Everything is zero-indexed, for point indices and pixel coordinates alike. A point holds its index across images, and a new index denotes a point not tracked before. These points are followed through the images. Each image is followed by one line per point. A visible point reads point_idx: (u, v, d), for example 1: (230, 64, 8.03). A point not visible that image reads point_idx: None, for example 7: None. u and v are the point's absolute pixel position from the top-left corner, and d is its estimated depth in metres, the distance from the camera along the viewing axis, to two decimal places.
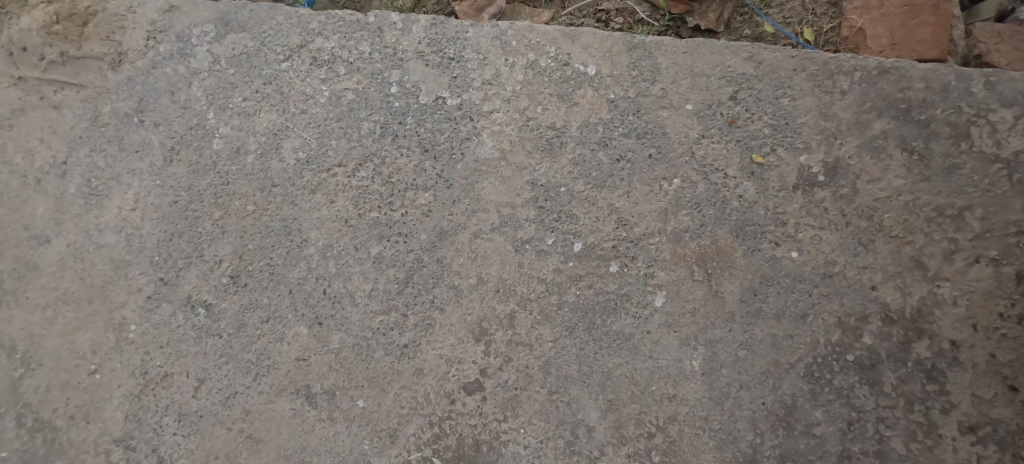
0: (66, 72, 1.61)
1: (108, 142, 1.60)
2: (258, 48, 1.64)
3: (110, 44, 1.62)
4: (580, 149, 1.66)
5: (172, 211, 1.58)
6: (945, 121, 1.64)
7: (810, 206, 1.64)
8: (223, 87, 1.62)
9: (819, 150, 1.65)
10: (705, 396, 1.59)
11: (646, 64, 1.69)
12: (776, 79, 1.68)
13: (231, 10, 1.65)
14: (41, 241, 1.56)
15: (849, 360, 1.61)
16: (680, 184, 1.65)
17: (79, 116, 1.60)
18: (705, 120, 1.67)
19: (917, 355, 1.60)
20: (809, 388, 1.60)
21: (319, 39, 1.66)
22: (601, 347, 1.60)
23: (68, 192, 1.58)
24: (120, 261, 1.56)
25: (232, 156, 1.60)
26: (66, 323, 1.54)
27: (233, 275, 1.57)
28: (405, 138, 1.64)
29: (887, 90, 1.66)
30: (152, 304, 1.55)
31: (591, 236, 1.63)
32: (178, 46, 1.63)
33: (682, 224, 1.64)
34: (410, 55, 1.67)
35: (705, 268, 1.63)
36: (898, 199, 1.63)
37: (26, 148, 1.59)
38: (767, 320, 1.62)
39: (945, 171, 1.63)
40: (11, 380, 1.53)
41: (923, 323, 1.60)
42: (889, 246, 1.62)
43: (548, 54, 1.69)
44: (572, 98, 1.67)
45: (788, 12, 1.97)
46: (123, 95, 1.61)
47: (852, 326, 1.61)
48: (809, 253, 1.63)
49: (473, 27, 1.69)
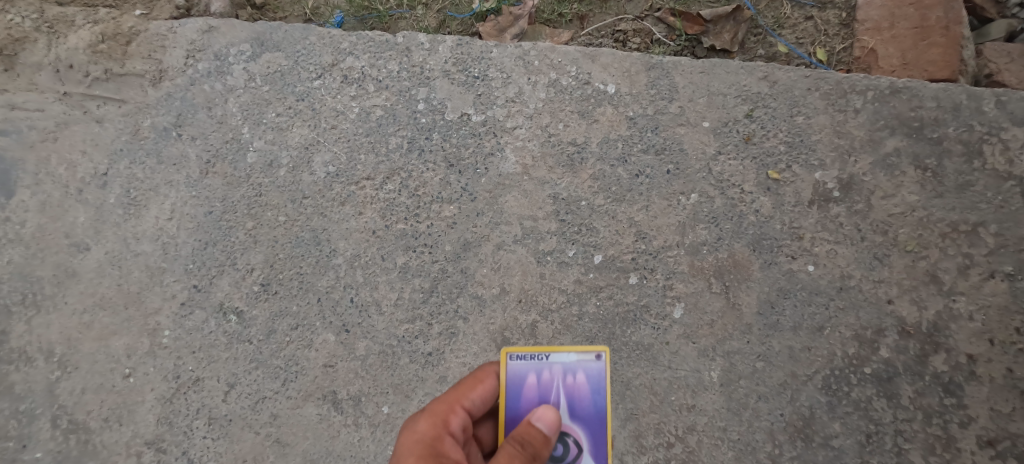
0: (108, 88, 1.69)
1: (147, 155, 1.66)
2: (292, 67, 1.71)
3: (152, 61, 1.70)
4: (600, 165, 1.71)
5: (206, 221, 1.63)
6: (958, 139, 1.69)
7: (825, 221, 1.68)
8: (258, 103, 1.69)
9: (833, 167, 1.70)
10: (724, 406, 1.61)
11: (664, 83, 1.75)
12: (791, 98, 1.73)
13: (266, 31, 1.72)
14: (81, 248, 1.62)
15: (867, 373, 1.62)
16: (697, 199, 1.70)
17: (120, 129, 1.67)
18: (722, 137, 1.72)
19: (934, 369, 1.62)
20: (826, 400, 1.61)
21: (350, 59, 1.72)
22: (621, 357, 1.63)
23: (107, 202, 1.64)
24: (155, 269, 1.62)
25: (266, 169, 1.66)
26: (102, 327, 1.59)
27: (265, 283, 1.61)
28: (431, 154, 1.69)
29: (899, 109, 1.71)
30: (186, 311, 1.60)
31: (611, 249, 1.68)
32: (216, 64, 1.70)
33: (700, 237, 1.68)
34: (436, 74, 1.73)
35: (722, 281, 1.67)
36: (912, 214, 1.67)
37: (68, 160, 1.66)
38: (785, 332, 1.64)
39: (958, 188, 1.67)
40: (46, 382, 1.57)
41: (940, 337, 1.63)
42: (904, 261, 1.66)
43: (569, 73, 1.75)
44: (592, 116, 1.73)
45: (800, 33, 1.91)
46: (162, 110, 1.68)
47: (868, 339, 1.64)
48: (825, 267, 1.66)
49: (497, 48, 1.76)
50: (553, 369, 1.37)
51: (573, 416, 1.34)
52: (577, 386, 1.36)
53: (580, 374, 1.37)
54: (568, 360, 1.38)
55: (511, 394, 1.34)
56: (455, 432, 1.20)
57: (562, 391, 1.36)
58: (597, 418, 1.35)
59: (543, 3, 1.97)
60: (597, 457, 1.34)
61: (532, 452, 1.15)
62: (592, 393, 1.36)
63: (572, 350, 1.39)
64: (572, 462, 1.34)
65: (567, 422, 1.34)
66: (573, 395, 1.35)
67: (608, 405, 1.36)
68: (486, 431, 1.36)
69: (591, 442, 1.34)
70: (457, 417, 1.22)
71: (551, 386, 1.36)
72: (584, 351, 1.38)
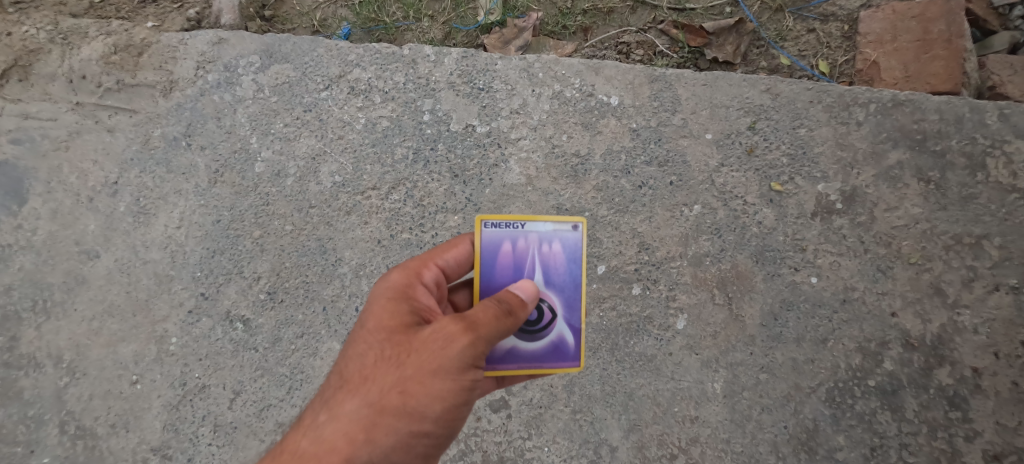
0: (120, 98, 1.72)
1: (157, 164, 1.69)
2: (300, 78, 1.73)
3: (163, 72, 1.73)
4: (603, 176, 1.72)
5: (214, 229, 1.66)
6: (961, 152, 1.69)
7: (828, 233, 1.69)
8: (267, 114, 1.71)
9: (836, 179, 1.71)
10: (727, 418, 1.61)
11: (667, 96, 1.76)
12: (794, 110, 1.74)
13: (274, 42, 1.74)
14: (90, 256, 1.64)
15: (871, 386, 1.62)
16: (700, 210, 1.71)
17: (131, 139, 1.70)
18: (725, 149, 1.73)
19: (939, 382, 1.61)
20: (830, 412, 1.61)
21: (356, 70, 1.74)
22: (624, 368, 1.63)
23: (117, 210, 1.67)
24: (163, 276, 1.63)
25: (273, 179, 1.68)
26: (110, 334, 1.61)
27: (271, 292, 1.63)
28: (436, 164, 1.71)
29: (902, 122, 1.72)
30: (193, 318, 1.62)
31: (614, 259, 1.69)
32: (225, 75, 1.73)
33: (703, 248, 1.69)
34: (442, 85, 1.75)
35: (726, 292, 1.67)
36: (915, 227, 1.67)
37: (79, 169, 1.68)
38: (788, 344, 1.64)
39: (962, 200, 1.67)
40: (54, 388, 1.58)
41: (944, 350, 1.62)
42: (908, 273, 1.66)
43: (573, 86, 1.77)
44: (596, 128, 1.75)
45: (803, 45, 1.91)
46: (172, 120, 1.71)
47: (872, 352, 1.63)
48: (828, 279, 1.67)
49: (502, 60, 1.78)
50: (530, 238, 1.36)
51: (549, 283, 1.35)
52: (553, 255, 1.36)
53: (556, 243, 1.37)
54: (544, 229, 1.37)
55: (486, 260, 1.33)
56: (428, 283, 1.25)
57: (538, 260, 1.35)
58: (573, 286, 1.36)
59: (547, 15, 1.99)
60: (571, 323, 1.36)
61: (508, 308, 1.17)
62: (569, 262, 1.37)
63: (548, 219, 1.37)
64: (549, 325, 1.34)
65: (542, 288, 1.35)
66: (549, 263, 1.36)
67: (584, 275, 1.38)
68: (462, 297, 1.36)
69: (566, 306, 1.36)
70: (431, 272, 1.27)
71: (526, 254, 1.35)
72: (561, 221, 1.37)
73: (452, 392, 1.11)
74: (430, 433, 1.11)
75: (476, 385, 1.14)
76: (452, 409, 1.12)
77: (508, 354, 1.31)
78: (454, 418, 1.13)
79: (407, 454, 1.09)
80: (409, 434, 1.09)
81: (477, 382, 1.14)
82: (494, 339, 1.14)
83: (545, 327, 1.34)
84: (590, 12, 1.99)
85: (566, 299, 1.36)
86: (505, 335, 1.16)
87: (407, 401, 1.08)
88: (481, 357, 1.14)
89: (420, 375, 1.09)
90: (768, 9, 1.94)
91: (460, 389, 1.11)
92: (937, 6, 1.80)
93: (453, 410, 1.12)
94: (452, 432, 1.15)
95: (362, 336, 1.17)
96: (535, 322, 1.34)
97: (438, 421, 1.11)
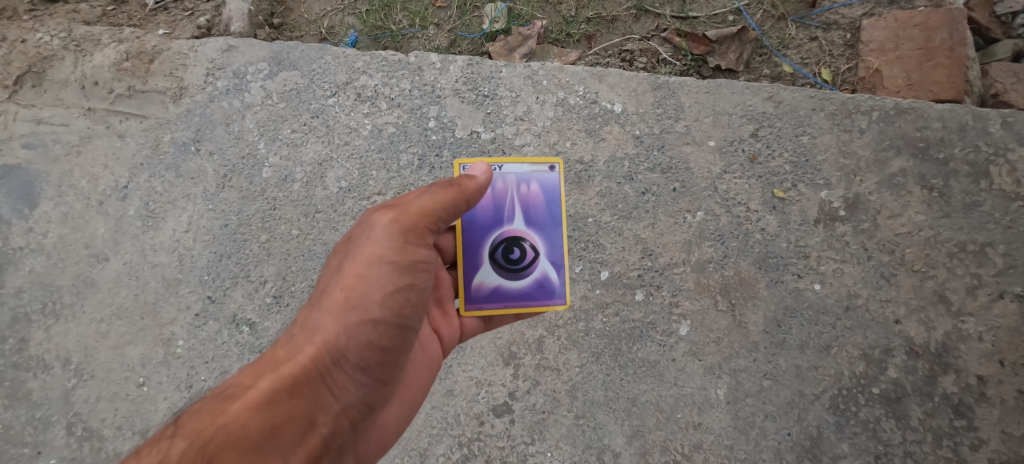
0: (131, 104, 1.74)
1: (166, 169, 1.71)
2: (307, 85, 1.76)
3: (173, 79, 1.76)
4: (607, 183, 1.74)
5: (221, 234, 1.67)
6: (964, 160, 1.70)
7: (831, 240, 1.69)
8: (274, 120, 1.73)
9: (839, 187, 1.71)
10: (730, 425, 1.61)
11: (670, 103, 1.78)
12: (797, 118, 1.75)
13: (283, 50, 1.77)
14: (100, 259, 1.67)
15: (875, 393, 1.62)
16: (703, 217, 1.72)
17: (141, 144, 1.72)
18: (728, 156, 1.74)
19: (944, 390, 1.61)
20: (834, 420, 1.61)
21: (363, 77, 1.77)
22: (627, 373, 1.64)
23: (127, 214, 1.69)
24: (171, 280, 1.65)
25: (280, 184, 1.70)
26: (118, 336, 1.63)
27: (277, 295, 1.64)
28: (441, 170, 1.73)
29: (905, 129, 1.72)
30: (200, 322, 1.63)
31: (617, 265, 1.70)
32: (234, 82, 1.75)
33: (706, 255, 1.70)
34: (447, 92, 1.77)
35: (729, 299, 1.67)
36: (919, 234, 1.68)
37: (90, 173, 1.71)
38: (792, 351, 1.64)
39: (965, 208, 1.68)
40: (62, 390, 1.60)
41: (949, 357, 1.62)
42: (912, 280, 1.66)
43: (577, 93, 1.78)
44: (600, 134, 1.76)
45: (805, 53, 1.93)
46: (181, 125, 1.73)
47: (876, 359, 1.63)
48: (831, 286, 1.67)
49: (507, 67, 1.80)
50: (507, 180, 1.42)
51: (529, 222, 1.42)
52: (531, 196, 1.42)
53: (534, 184, 1.42)
54: (521, 170, 1.43)
55: None
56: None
57: (517, 201, 1.41)
58: (552, 224, 1.43)
59: (552, 23, 2.01)
60: (553, 261, 1.43)
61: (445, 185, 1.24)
62: (547, 202, 1.43)
63: (525, 161, 1.43)
64: (531, 264, 1.42)
65: (522, 228, 1.42)
66: (528, 203, 1.42)
67: (563, 213, 1.44)
68: (449, 240, 1.42)
69: (547, 245, 1.42)
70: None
71: (506, 195, 1.41)
72: (537, 162, 1.43)
73: (390, 277, 1.16)
74: (380, 322, 1.15)
75: (414, 267, 1.19)
76: (396, 295, 1.17)
77: (493, 293, 1.41)
78: (402, 306, 1.17)
79: (364, 346, 1.15)
80: (359, 324, 1.15)
81: (417, 265, 1.19)
82: (428, 213, 1.20)
83: (528, 266, 1.42)
84: (593, 21, 2.01)
85: (547, 236, 1.43)
86: (440, 207, 1.21)
87: (352, 291, 1.16)
88: (416, 242, 1.20)
89: (360, 265, 1.17)
90: (770, 17, 1.96)
91: (396, 272, 1.17)
92: (940, 15, 1.81)
93: (399, 296, 1.17)
94: (406, 322, 1.18)
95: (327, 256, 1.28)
96: (517, 261, 1.41)
97: (384, 307, 1.15)
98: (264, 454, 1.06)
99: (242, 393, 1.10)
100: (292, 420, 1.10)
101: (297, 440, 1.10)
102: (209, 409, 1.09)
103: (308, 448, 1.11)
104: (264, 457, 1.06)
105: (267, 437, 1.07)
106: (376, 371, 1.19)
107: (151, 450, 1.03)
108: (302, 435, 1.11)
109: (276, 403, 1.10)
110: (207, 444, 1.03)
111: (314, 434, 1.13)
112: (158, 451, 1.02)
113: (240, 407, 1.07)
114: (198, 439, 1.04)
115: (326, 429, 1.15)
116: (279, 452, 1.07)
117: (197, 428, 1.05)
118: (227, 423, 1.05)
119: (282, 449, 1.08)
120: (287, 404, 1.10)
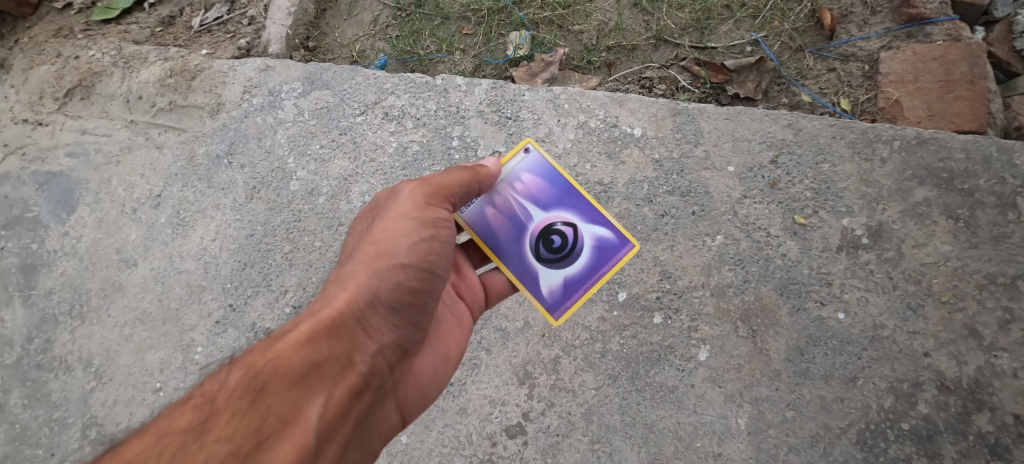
0: (171, 118, 1.84)
1: (199, 180, 1.78)
2: (338, 103, 1.83)
3: (212, 95, 1.85)
4: (626, 204, 1.75)
5: (247, 243, 1.71)
6: (989, 191, 1.68)
7: (855, 267, 1.66)
8: (305, 136, 1.80)
9: (861, 214, 1.70)
10: (752, 456, 1.54)
11: (689, 128, 1.82)
12: (816, 146, 1.77)
13: (316, 71, 1.87)
14: (129, 264, 1.72)
15: (905, 430, 1.54)
16: (722, 240, 1.71)
17: (178, 155, 1.81)
18: (747, 182, 1.75)
19: (978, 428, 1.52)
20: (862, 456, 1.53)
21: (391, 98, 1.84)
22: (644, 398, 1.60)
23: (158, 221, 1.76)
24: (195, 286, 1.68)
25: (306, 197, 1.74)
26: (140, 341, 1.65)
27: (297, 306, 1.64)
28: None
29: (928, 160, 1.72)
30: (219, 329, 1.64)
31: (636, 287, 1.69)
32: (269, 99, 1.84)
33: (726, 279, 1.68)
34: (472, 113, 1.82)
35: (750, 325, 1.64)
36: (946, 264, 1.64)
37: (128, 181, 1.80)
38: (815, 381, 1.59)
39: (993, 239, 1.64)
40: (81, 392, 1.61)
41: (983, 394, 1.54)
42: (940, 312, 1.61)
43: (597, 117, 1.84)
44: (619, 158, 1.79)
45: (824, 83, 1.97)
46: (216, 139, 1.81)
47: (905, 393, 1.56)
48: (856, 315, 1.63)
49: (530, 91, 1.86)
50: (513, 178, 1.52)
51: (546, 206, 1.51)
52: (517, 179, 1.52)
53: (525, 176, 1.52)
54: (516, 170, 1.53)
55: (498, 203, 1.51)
56: None
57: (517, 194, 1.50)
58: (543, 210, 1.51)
59: (573, 51, 2.09)
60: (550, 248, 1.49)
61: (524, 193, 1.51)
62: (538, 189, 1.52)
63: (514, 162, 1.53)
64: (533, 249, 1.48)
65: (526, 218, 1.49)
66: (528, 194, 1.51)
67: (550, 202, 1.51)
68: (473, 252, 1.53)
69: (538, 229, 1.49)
70: None
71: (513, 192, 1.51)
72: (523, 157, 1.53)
73: (416, 226, 1.20)
74: (408, 265, 1.18)
75: (438, 221, 1.23)
76: (421, 242, 1.20)
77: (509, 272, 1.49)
78: (427, 252, 1.20)
79: (396, 288, 1.17)
80: (387, 268, 1.17)
81: (440, 220, 1.23)
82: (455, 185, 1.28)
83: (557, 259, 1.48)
84: (614, 49, 2.08)
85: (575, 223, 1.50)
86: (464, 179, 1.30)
87: (380, 242, 1.19)
88: (442, 205, 1.25)
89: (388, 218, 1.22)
90: (788, 49, 2.03)
91: (423, 224, 1.21)
92: (959, 49, 1.82)
93: (422, 242, 1.20)
94: (432, 267, 1.21)
95: (357, 225, 1.33)
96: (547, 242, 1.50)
97: (410, 253, 1.19)
98: (310, 385, 1.04)
99: (284, 334, 1.11)
100: (332, 356, 1.09)
101: (342, 375, 1.09)
102: (256, 347, 1.09)
103: (350, 384, 1.09)
104: (310, 388, 1.04)
105: (311, 371, 1.06)
106: (407, 314, 1.20)
107: (207, 385, 1.04)
108: (343, 371, 1.09)
109: (318, 340, 1.09)
110: (256, 374, 1.03)
111: (354, 371, 1.11)
112: (211, 385, 1.03)
113: (285, 342, 1.08)
114: (248, 371, 1.04)
115: (365, 367, 1.13)
116: (324, 385, 1.06)
117: (247, 361, 1.05)
118: (273, 357, 1.05)
119: (326, 382, 1.06)
120: (327, 343, 1.10)
